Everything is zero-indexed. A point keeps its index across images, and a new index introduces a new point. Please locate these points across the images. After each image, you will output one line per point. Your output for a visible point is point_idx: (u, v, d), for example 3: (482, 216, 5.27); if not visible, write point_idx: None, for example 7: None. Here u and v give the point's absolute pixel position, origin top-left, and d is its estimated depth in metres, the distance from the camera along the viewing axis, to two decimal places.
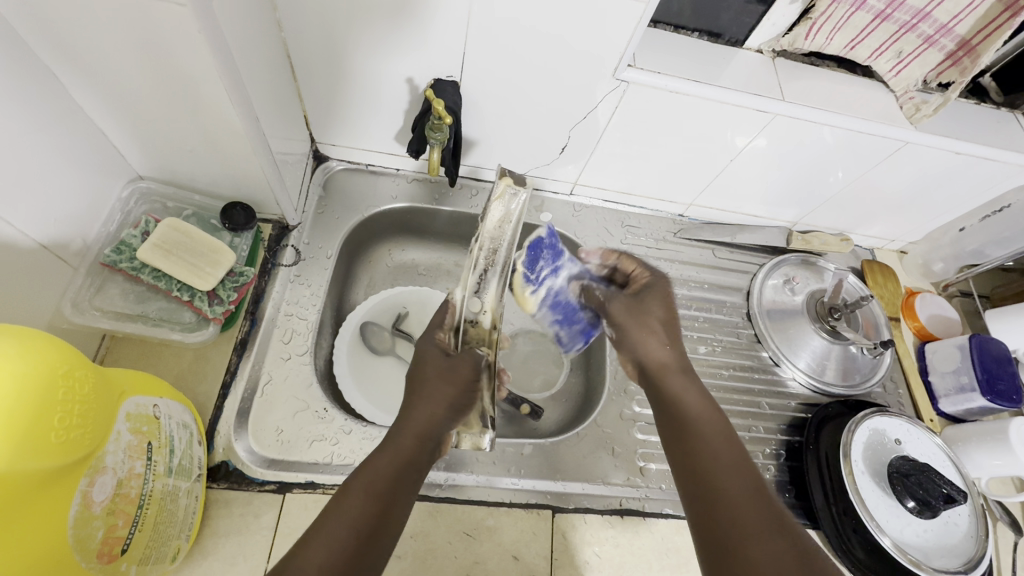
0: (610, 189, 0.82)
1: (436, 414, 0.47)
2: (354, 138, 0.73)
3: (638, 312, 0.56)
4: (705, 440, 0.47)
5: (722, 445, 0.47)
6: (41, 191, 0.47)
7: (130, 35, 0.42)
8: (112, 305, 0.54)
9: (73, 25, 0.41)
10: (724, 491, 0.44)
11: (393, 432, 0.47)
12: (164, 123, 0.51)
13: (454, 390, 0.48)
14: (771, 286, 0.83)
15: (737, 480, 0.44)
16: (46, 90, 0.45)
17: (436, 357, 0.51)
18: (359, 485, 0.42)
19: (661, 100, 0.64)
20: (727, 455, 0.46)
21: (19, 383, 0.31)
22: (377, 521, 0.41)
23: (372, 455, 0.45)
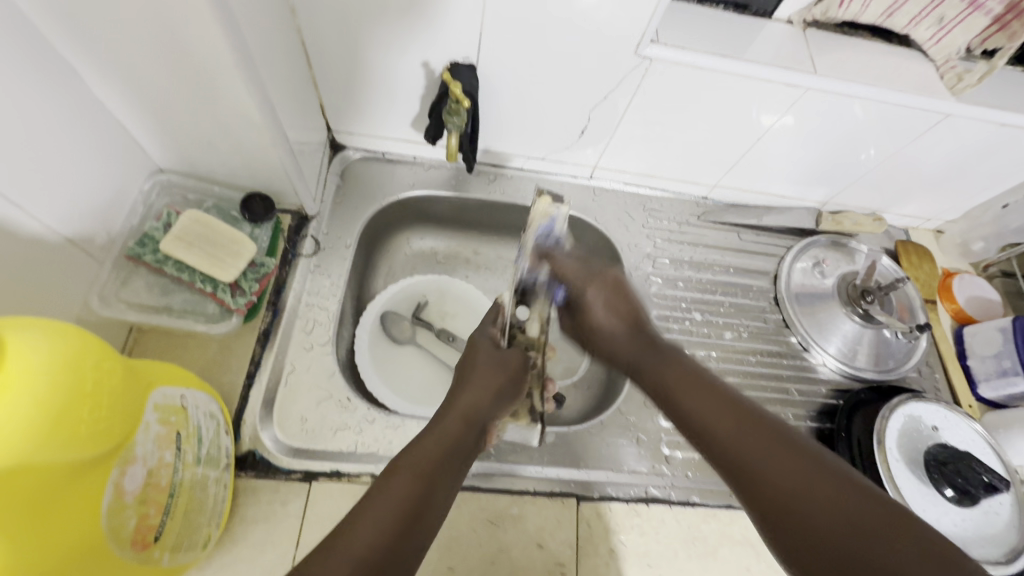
0: (631, 171, 0.79)
1: (483, 398, 0.49)
2: (371, 126, 0.72)
3: (594, 273, 0.59)
4: (689, 388, 0.48)
5: (704, 387, 0.48)
6: (65, 185, 0.47)
7: (147, 26, 0.41)
8: (138, 298, 0.55)
9: (89, 15, 0.40)
10: (721, 426, 0.44)
11: (438, 416, 0.48)
12: (182, 115, 0.51)
13: (505, 378, 0.51)
14: (800, 269, 0.80)
15: (724, 414, 0.45)
16: (66, 83, 0.45)
17: (485, 348, 0.53)
18: (411, 457, 0.43)
19: (685, 77, 0.61)
20: (714, 392, 0.47)
21: (53, 374, 0.32)
22: (428, 489, 0.41)
23: (420, 436, 0.45)
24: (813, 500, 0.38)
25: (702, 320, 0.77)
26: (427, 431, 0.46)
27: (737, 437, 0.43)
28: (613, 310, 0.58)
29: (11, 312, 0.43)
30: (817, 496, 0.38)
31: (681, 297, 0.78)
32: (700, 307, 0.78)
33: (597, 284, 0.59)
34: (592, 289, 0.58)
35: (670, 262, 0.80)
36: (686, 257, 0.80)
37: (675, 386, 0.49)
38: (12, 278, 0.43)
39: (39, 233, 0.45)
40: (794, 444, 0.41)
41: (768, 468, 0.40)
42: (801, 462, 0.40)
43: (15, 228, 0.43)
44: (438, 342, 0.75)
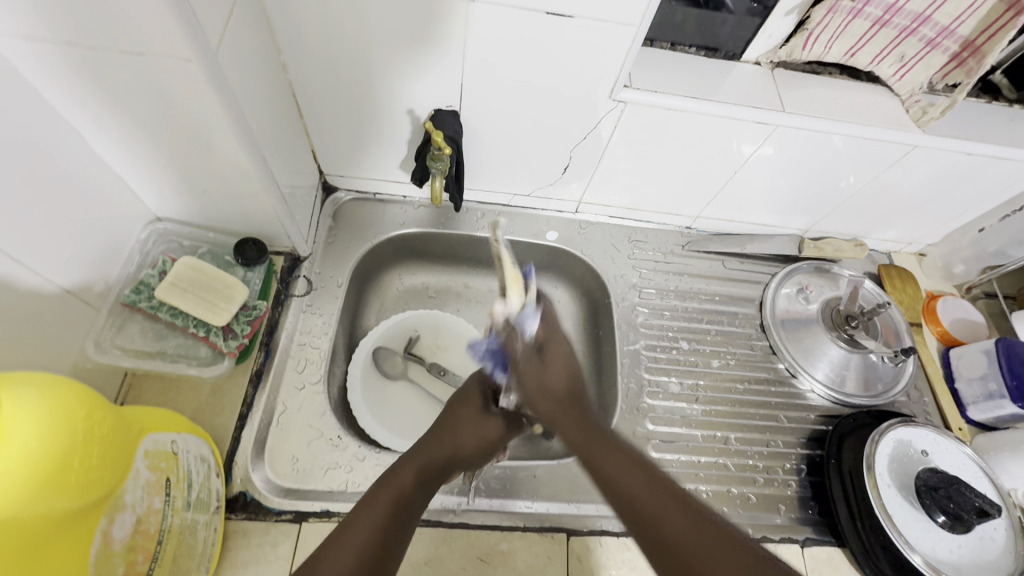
0: (615, 205, 0.82)
1: (462, 449, 0.53)
2: (362, 169, 0.75)
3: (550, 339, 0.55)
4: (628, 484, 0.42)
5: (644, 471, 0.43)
6: (65, 238, 0.49)
7: (144, 91, 0.44)
8: (133, 344, 0.56)
9: (91, 80, 0.43)
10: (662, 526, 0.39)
11: (407, 459, 0.49)
12: (177, 168, 0.53)
13: (476, 443, 0.54)
14: (785, 295, 0.81)
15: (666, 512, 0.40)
16: (68, 143, 0.48)
17: (474, 406, 0.57)
18: (377, 504, 0.44)
19: (660, 117, 0.64)
20: (628, 457, 0.45)
21: (45, 426, 0.33)
22: (395, 539, 0.43)
23: (395, 469, 0.48)
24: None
25: (690, 349, 0.77)
26: (397, 474, 0.47)
27: (626, 485, 0.43)
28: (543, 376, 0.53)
29: (9, 362, 0.45)
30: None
31: (668, 326, 0.78)
32: (687, 335, 0.78)
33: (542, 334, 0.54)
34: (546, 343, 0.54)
35: (656, 292, 0.81)
36: (672, 286, 0.82)
37: (590, 449, 0.46)
38: (12, 329, 0.45)
39: (40, 282, 0.47)
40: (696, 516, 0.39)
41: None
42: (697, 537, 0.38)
43: (16, 281, 0.45)
44: (429, 377, 0.76)
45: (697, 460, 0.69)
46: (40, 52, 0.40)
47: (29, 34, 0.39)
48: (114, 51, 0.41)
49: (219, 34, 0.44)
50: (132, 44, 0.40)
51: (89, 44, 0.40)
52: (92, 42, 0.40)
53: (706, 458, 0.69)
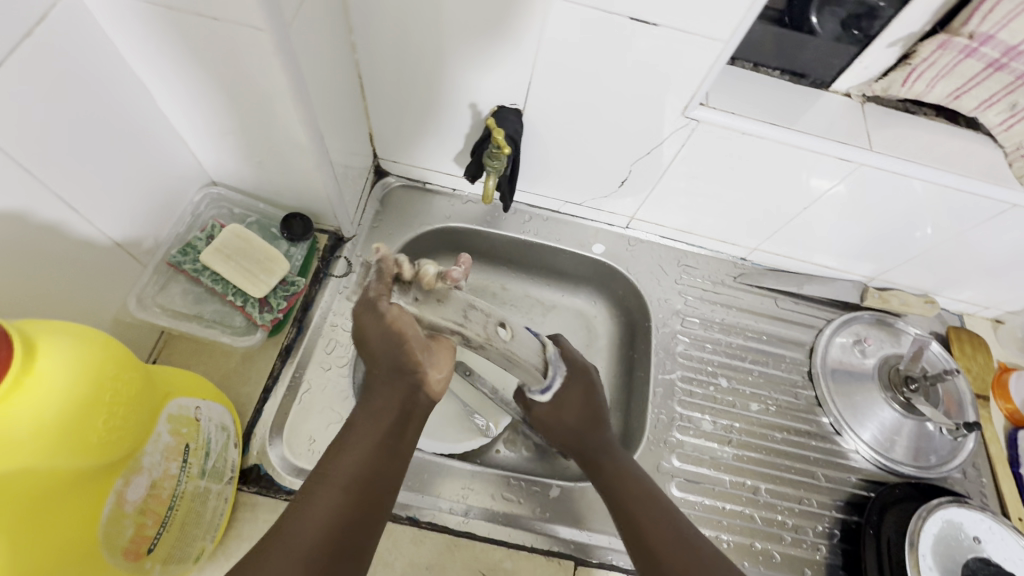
0: (669, 226, 0.78)
1: (398, 405, 0.44)
2: (416, 157, 0.74)
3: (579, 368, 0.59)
4: (636, 510, 0.51)
5: (656, 506, 0.51)
6: (122, 193, 0.50)
7: (215, 57, 0.44)
8: (172, 304, 0.56)
9: (166, 40, 0.43)
10: (661, 552, 0.48)
11: (354, 418, 0.45)
12: (238, 136, 0.54)
13: (401, 395, 0.44)
14: (838, 344, 0.76)
15: (666, 539, 0.48)
16: (135, 99, 0.48)
17: (379, 365, 0.44)
18: (335, 470, 0.42)
19: (732, 141, 0.60)
20: (632, 476, 0.54)
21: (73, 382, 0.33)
22: (367, 506, 0.41)
23: (338, 449, 0.43)
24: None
25: (729, 388, 0.73)
26: (350, 439, 0.43)
27: (635, 510, 0.51)
28: (579, 404, 0.57)
29: (53, 308, 0.46)
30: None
31: (708, 359, 0.74)
32: (728, 373, 0.74)
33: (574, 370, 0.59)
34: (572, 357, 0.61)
35: (700, 321, 0.77)
36: (717, 318, 0.77)
37: (596, 462, 0.56)
38: (60, 277, 0.46)
39: (92, 233, 0.48)
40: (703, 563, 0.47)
41: None
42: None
43: (70, 232, 0.46)
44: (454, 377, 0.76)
45: (721, 506, 0.65)
46: (120, 7, 0.41)
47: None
48: (190, 14, 0.40)
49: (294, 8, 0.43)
50: (207, 9, 0.40)
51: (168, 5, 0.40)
52: (171, 3, 0.40)
53: (731, 506, 0.65)
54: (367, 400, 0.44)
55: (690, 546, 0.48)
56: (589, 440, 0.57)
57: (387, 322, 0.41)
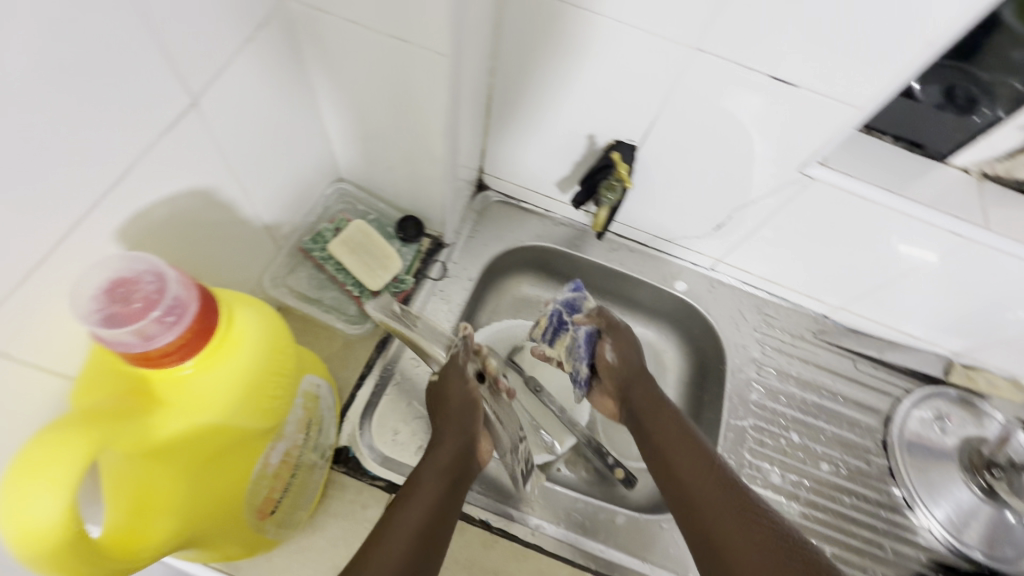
0: (755, 273, 0.79)
1: (454, 455, 0.53)
2: (519, 177, 0.78)
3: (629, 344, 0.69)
4: (674, 448, 0.58)
5: (690, 442, 0.58)
6: (277, 182, 0.55)
7: (387, 74, 0.48)
8: (298, 287, 0.63)
9: (346, 53, 0.48)
10: (700, 490, 0.53)
11: (417, 473, 0.51)
12: (381, 142, 0.58)
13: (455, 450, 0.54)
14: (918, 417, 0.75)
15: (703, 479, 0.53)
16: (302, 100, 0.53)
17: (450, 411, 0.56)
18: (401, 521, 0.46)
19: (843, 202, 0.61)
20: (673, 422, 0.61)
21: (260, 337, 0.38)
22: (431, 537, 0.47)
23: (401, 502, 0.48)
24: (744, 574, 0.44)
25: (800, 444, 0.72)
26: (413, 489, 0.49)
27: (677, 457, 0.57)
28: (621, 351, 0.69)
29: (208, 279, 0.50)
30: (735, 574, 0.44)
31: (781, 411, 0.74)
32: (800, 429, 0.74)
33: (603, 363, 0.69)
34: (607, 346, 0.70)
35: (775, 372, 0.77)
36: (793, 372, 0.77)
37: (648, 421, 0.62)
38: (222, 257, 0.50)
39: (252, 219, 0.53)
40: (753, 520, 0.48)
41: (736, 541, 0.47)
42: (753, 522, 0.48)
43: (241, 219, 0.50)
44: (524, 391, 0.79)
45: None
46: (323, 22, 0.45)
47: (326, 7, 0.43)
48: (384, 36, 0.44)
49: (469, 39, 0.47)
50: (400, 34, 0.44)
51: (367, 27, 0.44)
52: (367, 23, 0.44)
53: None
54: (432, 459, 0.52)
55: (737, 494, 0.51)
56: (645, 405, 0.64)
57: (469, 390, 0.57)
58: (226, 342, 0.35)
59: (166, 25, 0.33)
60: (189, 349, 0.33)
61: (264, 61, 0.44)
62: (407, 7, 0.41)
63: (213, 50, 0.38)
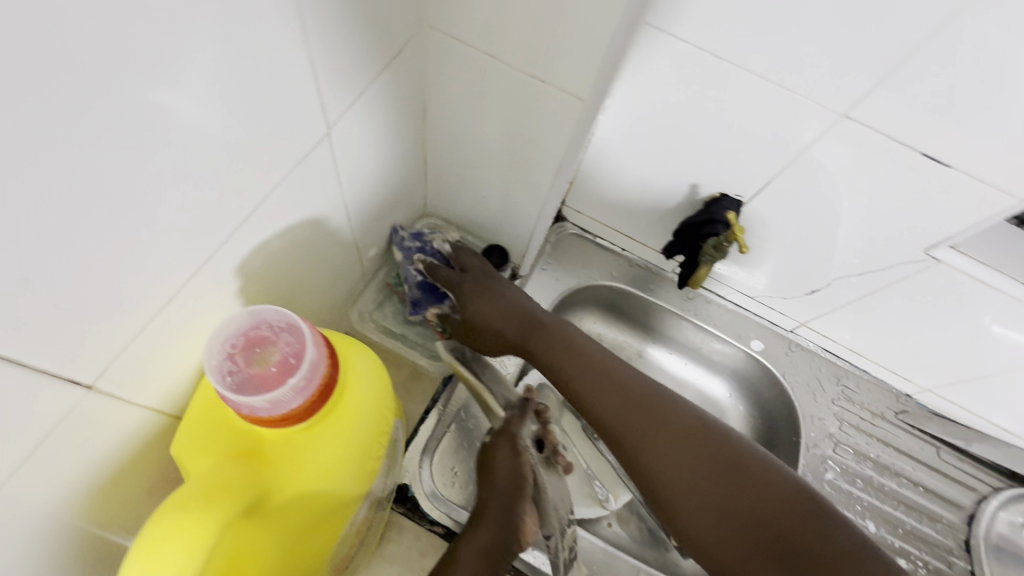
0: (840, 343, 0.74)
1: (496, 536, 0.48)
2: (601, 214, 0.74)
3: None
4: (621, 411, 0.54)
5: (640, 408, 0.54)
6: (372, 207, 0.53)
7: (509, 110, 0.46)
8: (384, 322, 0.60)
9: (479, 87, 0.46)
10: (676, 460, 0.51)
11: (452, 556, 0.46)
12: (480, 172, 0.56)
13: (496, 531, 0.48)
14: (1005, 520, 0.71)
15: (673, 443, 0.52)
16: (411, 127, 0.51)
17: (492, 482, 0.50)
18: None
19: (966, 289, 0.57)
20: (586, 373, 0.56)
21: (370, 400, 0.42)
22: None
23: None
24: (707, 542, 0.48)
25: (876, 533, 0.68)
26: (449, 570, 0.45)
27: (637, 423, 0.53)
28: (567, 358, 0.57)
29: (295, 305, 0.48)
30: (717, 546, 0.48)
31: (857, 497, 0.70)
32: (876, 518, 0.70)
33: None
34: None
35: (853, 453, 0.73)
36: (872, 454, 0.73)
37: (613, 415, 0.54)
38: (311, 276, 0.48)
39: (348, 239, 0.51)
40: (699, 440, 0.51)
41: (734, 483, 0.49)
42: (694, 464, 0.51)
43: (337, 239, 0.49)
44: (581, 436, 0.76)
45: None
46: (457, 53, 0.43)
47: (468, 39, 0.42)
48: (517, 75, 0.42)
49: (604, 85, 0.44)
50: (536, 75, 0.41)
51: (504, 64, 0.42)
52: (503, 58, 0.41)
53: None
54: (471, 540, 0.47)
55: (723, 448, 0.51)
56: (607, 413, 0.55)
57: (519, 463, 0.51)
58: (339, 403, 0.39)
59: (303, 57, 0.32)
60: (311, 412, 0.37)
61: (386, 87, 0.42)
62: (554, 49, 0.38)
63: (339, 78, 0.36)
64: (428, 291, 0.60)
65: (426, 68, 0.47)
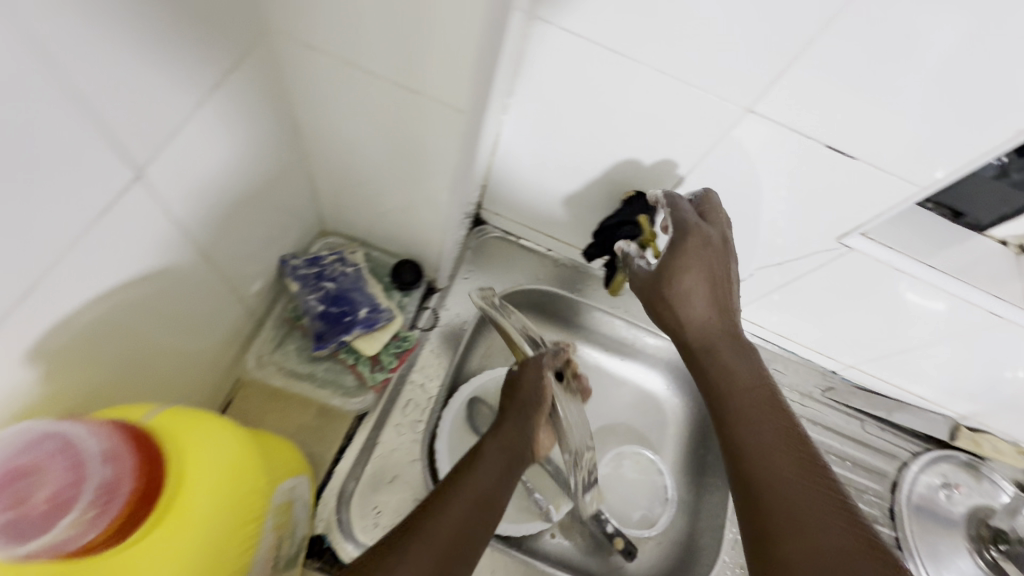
0: (767, 328, 0.74)
1: (501, 466, 0.53)
2: (521, 216, 0.70)
3: (716, 270, 0.51)
4: (746, 422, 0.47)
5: (774, 404, 0.48)
6: (242, 235, 0.46)
7: (385, 123, 0.41)
8: (286, 366, 0.54)
9: (348, 99, 0.40)
10: (764, 443, 0.45)
11: (458, 476, 0.50)
12: (372, 189, 0.50)
13: (505, 463, 0.54)
14: (925, 482, 0.74)
15: (779, 449, 0.44)
16: (279, 145, 0.44)
17: (508, 439, 0.56)
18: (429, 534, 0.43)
19: (877, 275, 0.57)
20: (739, 353, 0.51)
21: (209, 463, 0.38)
22: (475, 534, 0.46)
23: (435, 513, 0.46)
24: (786, 486, 0.42)
25: None
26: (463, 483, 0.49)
27: (747, 435, 0.46)
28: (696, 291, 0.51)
29: (154, 358, 0.42)
30: (793, 486, 0.42)
31: None
32: None
33: (691, 270, 0.51)
34: (685, 279, 0.51)
35: None
36: None
37: (699, 353, 0.52)
38: (173, 328, 0.42)
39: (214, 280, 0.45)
40: (820, 476, 0.42)
41: (821, 513, 0.40)
42: (812, 489, 0.42)
43: (196, 281, 0.42)
44: None
45: None
46: (315, 64, 0.38)
47: (323, 47, 0.36)
48: (386, 85, 0.37)
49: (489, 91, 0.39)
50: (408, 86, 0.36)
51: (370, 75, 0.37)
52: (368, 66, 0.36)
53: None
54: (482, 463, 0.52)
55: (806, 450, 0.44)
56: (694, 336, 0.52)
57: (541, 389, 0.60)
58: (169, 483, 0.36)
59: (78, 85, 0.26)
60: (129, 513, 0.34)
61: (228, 105, 0.36)
62: (421, 57, 0.34)
63: (150, 105, 0.30)
64: (333, 320, 0.51)
65: (285, 78, 0.41)
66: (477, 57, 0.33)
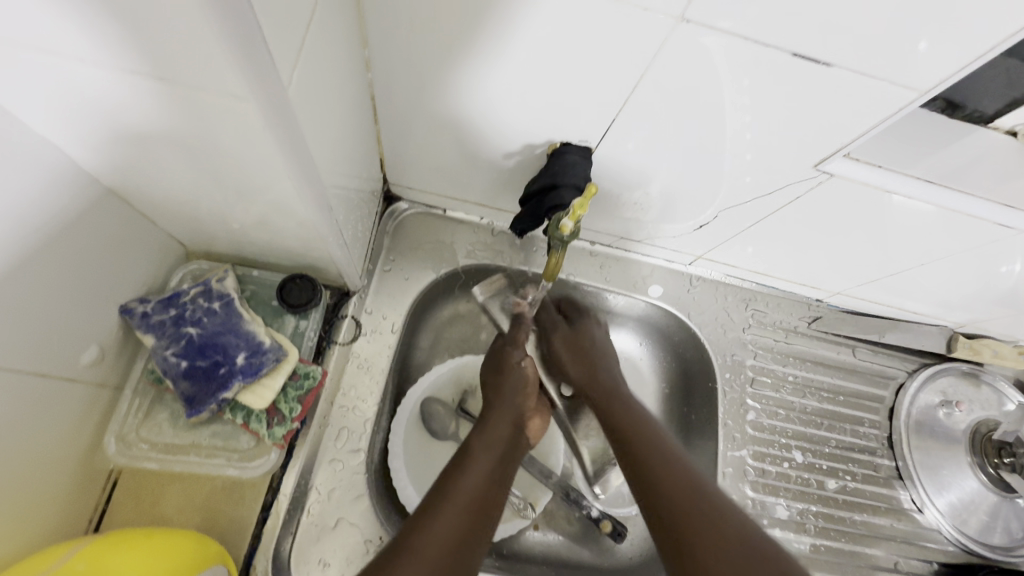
0: (741, 267, 0.65)
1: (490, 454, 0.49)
2: (438, 186, 0.58)
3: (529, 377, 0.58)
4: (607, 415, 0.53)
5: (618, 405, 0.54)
6: (58, 291, 0.36)
7: (175, 112, 0.29)
8: (161, 436, 0.44)
9: (116, 104, 0.29)
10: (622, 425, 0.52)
11: (449, 480, 0.46)
12: (213, 199, 0.39)
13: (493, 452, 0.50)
14: (923, 402, 0.68)
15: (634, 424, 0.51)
16: (66, 177, 0.34)
17: (499, 434, 0.51)
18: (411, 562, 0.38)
19: (861, 198, 0.47)
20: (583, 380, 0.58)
21: None
22: (469, 545, 0.41)
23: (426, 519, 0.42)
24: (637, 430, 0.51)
25: (804, 463, 0.64)
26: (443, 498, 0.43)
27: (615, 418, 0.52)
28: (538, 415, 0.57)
29: None
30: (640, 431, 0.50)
31: (781, 428, 0.65)
32: (802, 444, 0.65)
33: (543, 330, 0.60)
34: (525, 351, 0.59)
35: (771, 380, 0.67)
36: (789, 376, 0.68)
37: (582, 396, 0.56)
38: None
39: (32, 366, 0.35)
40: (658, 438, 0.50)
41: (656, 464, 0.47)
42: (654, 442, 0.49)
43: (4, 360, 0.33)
44: None
45: None
46: (54, 71, 0.27)
47: (39, 48, 0.25)
48: (151, 79, 0.27)
49: (295, 58, 0.28)
50: (176, 76, 0.26)
51: (123, 70, 0.26)
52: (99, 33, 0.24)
53: None
54: (477, 457, 0.49)
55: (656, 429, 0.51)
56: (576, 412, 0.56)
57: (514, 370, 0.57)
58: None
59: None
60: None
61: None
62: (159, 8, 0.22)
63: None
64: (205, 377, 0.43)
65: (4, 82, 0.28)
66: (218, 11, 0.22)
